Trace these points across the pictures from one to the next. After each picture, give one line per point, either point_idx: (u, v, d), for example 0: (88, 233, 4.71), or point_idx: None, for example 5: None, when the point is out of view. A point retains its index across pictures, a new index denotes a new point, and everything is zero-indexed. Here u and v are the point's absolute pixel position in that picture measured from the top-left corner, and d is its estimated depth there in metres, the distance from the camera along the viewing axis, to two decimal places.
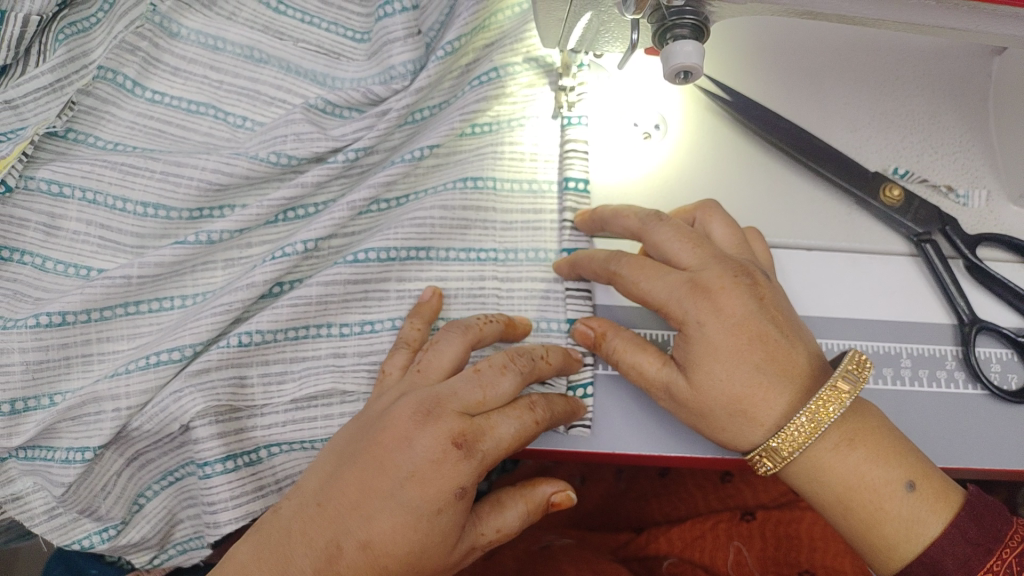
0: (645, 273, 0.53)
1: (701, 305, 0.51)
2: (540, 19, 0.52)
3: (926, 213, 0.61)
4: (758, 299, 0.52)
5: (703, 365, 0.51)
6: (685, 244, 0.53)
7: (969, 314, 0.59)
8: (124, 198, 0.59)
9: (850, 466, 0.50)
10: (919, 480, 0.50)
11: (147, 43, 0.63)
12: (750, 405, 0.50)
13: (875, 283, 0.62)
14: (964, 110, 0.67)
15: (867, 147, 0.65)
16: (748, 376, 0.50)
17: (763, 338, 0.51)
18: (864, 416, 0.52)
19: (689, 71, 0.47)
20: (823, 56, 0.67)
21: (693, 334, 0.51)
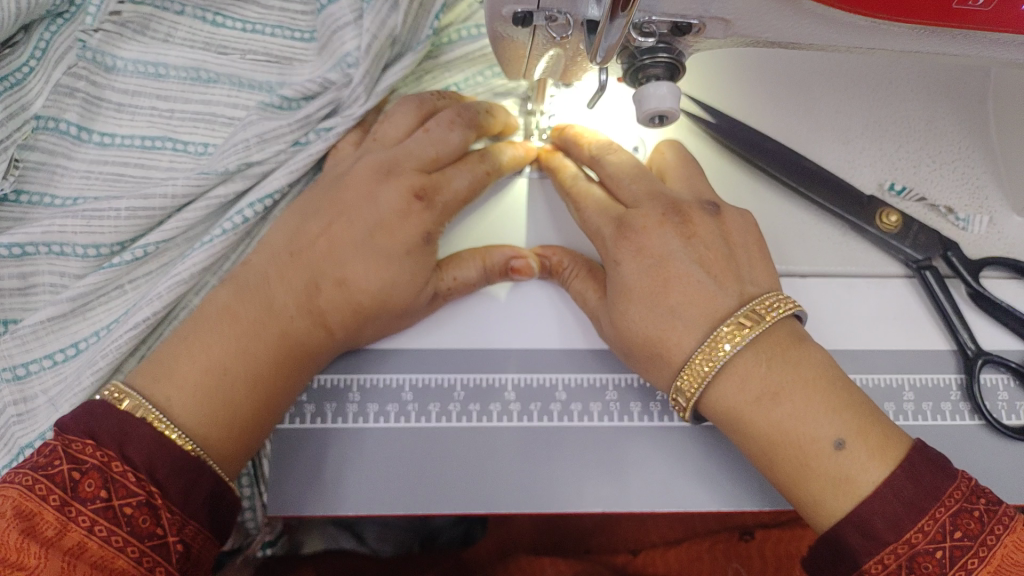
0: (580, 207, 0.54)
1: (621, 245, 0.50)
2: (501, 58, 0.47)
3: (925, 239, 0.58)
4: (687, 239, 0.50)
5: (620, 306, 0.49)
6: (624, 179, 0.53)
7: (973, 346, 0.56)
8: (87, 243, 0.55)
9: (774, 419, 0.45)
10: (852, 438, 0.44)
11: (85, 82, 0.58)
12: (667, 351, 0.48)
13: (875, 307, 0.58)
14: (963, 114, 0.63)
15: (860, 161, 0.61)
16: (665, 319, 0.48)
17: (685, 280, 0.48)
18: (800, 367, 0.46)
19: (665, 114, 0.43)
20: (814, 62, 0.63)
21: (613, 275, 0.50)
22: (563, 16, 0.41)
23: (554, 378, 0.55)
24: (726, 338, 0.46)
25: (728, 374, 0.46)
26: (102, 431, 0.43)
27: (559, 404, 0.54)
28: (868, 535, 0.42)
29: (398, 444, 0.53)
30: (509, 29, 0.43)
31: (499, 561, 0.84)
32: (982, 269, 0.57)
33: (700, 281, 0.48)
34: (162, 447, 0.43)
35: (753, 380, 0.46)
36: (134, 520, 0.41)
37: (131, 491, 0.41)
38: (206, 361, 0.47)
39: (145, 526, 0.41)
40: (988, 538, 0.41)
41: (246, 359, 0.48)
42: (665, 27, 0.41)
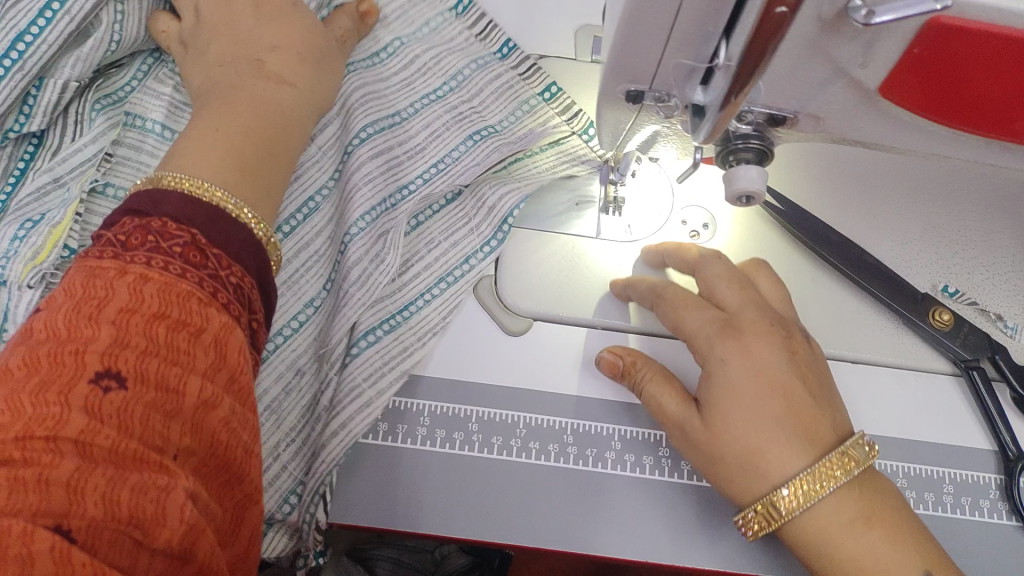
0: (680, 307, 0.56)
1: (727, 345, 0.52)
2: (602, 128, 0.53)
3: (975, 340, 0.61)
4: (790, 355, 0.53)
5: (723, 409, 0.51)
6: (729, 286, 0.56)
7: (1015, 450, 0.58)
8: None
9: (862, 544, 0.48)
10: (931, 568, 0.48)
11: (171, 88, 0.64)
12: (763, 458, 0.49)
13: (921, 399, 0.61)
14: (1017, 230, 0.67)
15: (916, 261, 0.65)
16: (766, 426, 0.50)
17: (786, 391, 0.51)
18: (882, 497, 0.50)
19: (751, 194, 0.47)
20: (879, 165, 0.68)
21: (716, 373, 0.52)
22: (672, 99, 0.46)
23: (610, 429, 0.58)
24: (840, 463, 0.49)
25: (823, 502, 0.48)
26: (197, 220, 0.42)
27: (614, 453, 0.57)
28: None
29: (460, 472, 0.56)
30: (619, 104, 0.48)
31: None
32: None
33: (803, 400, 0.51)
34: (195, 205, 0.42)
35: (845, 520, 0.48)
36: (186, 254, 0.39)
37: (177, 232, 0.40)
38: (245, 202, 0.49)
39: (197, 261, 0.40)
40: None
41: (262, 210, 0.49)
42: (762, 117, 0.46)
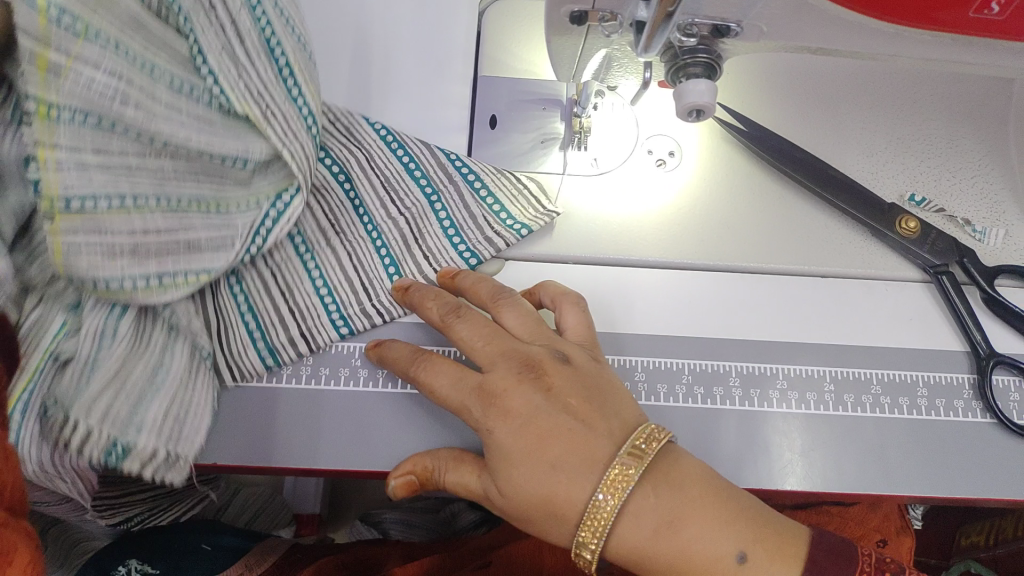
0: (433, 379, 0.48)
1: (488, 410, 0.46)
2: (553, 56, 0.52)
3: (943, 245, 0.61)
4: (547, 392, 0.47)
5: (504, 470, 0.45)
6: (468, 323, 0.50)
7: (986, 347, 0.59)
8: None
9: (680, 540, 0.44)
10: (752, 549, 0.44)
11: None
12: (559, 506, 0.44)
13: (893, 307, 0.62)
14: (982, 134, 0.67)
15: (882, 173, 0.65)
16: (545, 472, 0.44)
17: (560, 428, 0.45)
18: (682, 487, 0.45)
19: (701, 109, 0.47)
20: (842, 81, 0.68)
21: (487, 444, 0.46)
22: (616, 17, 0.46)
23: None
24: (618, 484, 0.43)
25: (627, 517, 0.44)
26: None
27: None
28: None
29: None
30: (566, 28, 0.47)
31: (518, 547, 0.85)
32: (996, 276, 0.61)
33: (584, 427, 0.46)
34: None
35: (648, 514, 0.44)
36: None
37: None
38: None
39: None
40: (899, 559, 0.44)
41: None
42: (705, 29, 0.45)
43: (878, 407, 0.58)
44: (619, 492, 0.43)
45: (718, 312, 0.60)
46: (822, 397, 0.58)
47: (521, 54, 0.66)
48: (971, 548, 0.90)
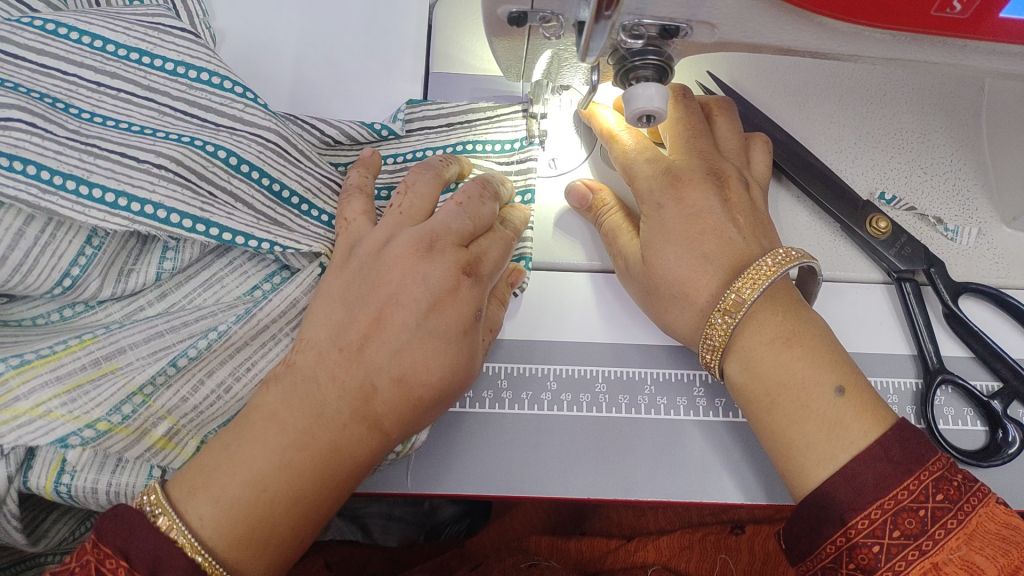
0: (630, 153, 0.57)
1: (666, 193, 0.54)
2: (499, 56, 0.49)
3: (911, 250, 0.59)
4: (723, 201, 0.54)
5: (656, 246, 0.53)
6: (687, 130, 0.57)
7: (936, 362, 0.57)
8: (62, 273, 0.45)
9: (785, 364, 0.49)
10: (849, 389, 0.47)
11: None
12: (693, 291, 0.51)
13: (861, 310, 0.60)
14: (955, 126, 0.64)
15: (854, 169, 0.63)
16: (695, 262, 0.52)
17: (716, 231, 0.53)
18: (806, 321, 0.51)
19: (652, 114, 0.45)
20: (811, 69, 0.65)
21: (653, 218, 0.54)
22: (557, 19, 0.43)
23: (545, 369, 0.57)
24: (757, 277, 0.49)
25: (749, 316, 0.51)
26: (134, 549, 0.40)
27: (549, 394, 0.56)
28: (857, 490, 0.44)
29: None
30: (507, 30, 0.45)
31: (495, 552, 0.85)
32: (961, 293, 0.58)
33: (732, 237, 0.53)
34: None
35: (769, 326, 0.50)
36: None
37: None
38: (247, 477, 0.43)
39: None
40: (965, 504, 0.43)
41: (293, 475, 0.44)
42: (653, 29, 0.43)
43: None
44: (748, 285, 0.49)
45: None
46: None
47: (472, 46, 0.63)
48: None
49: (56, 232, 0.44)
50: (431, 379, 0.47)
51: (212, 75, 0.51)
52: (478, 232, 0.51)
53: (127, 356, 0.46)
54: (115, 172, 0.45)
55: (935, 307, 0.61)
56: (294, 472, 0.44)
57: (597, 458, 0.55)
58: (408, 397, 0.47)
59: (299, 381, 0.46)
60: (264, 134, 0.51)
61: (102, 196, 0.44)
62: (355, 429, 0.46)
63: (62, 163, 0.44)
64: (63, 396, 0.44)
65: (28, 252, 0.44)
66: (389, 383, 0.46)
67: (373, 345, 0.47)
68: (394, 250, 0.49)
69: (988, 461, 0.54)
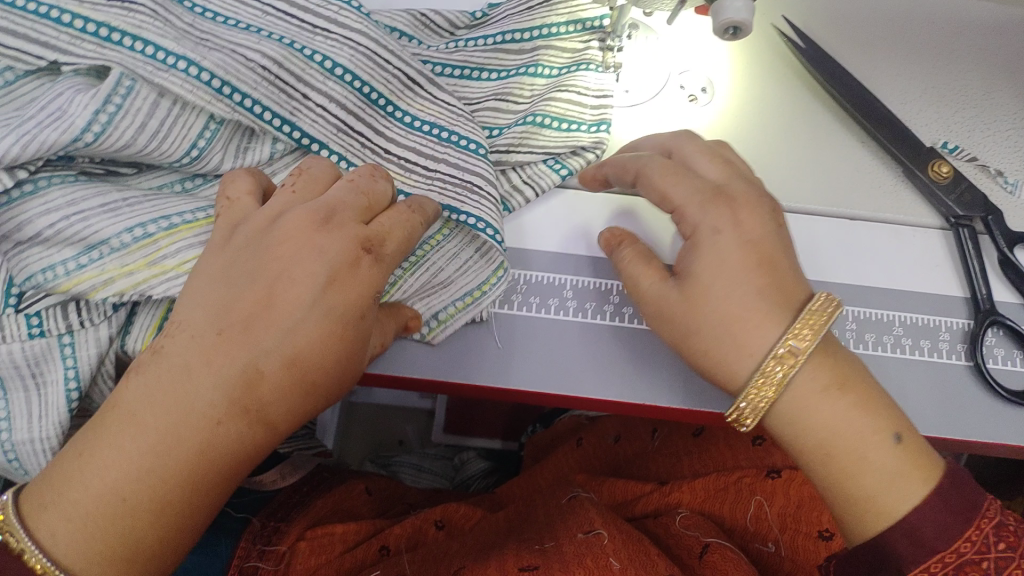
0: (667, 179, 0.50)
1: (717, 212, 0.48)
2: None
3: (971, 197, 0.60)
4: (735, 227, 0.48)
5: (703, 278, 0.47)
6: (712, 161, 0.51)
7: (987, 303, 0.58)
8: (188, 146, 0.50)
9: (834, 425, 0.45)
10: (904, 436, 0.45)
11: None
12: (716, 354, 0.47)
13: (918, 251, 0.62)
14: (1020, 87, 0.66)
15: (918, 119, 0.64)
16: (748, 296, 0.46)
17: (773, 263, 0.47)
18: (862, 381, 0.47)
19: (738, 26, 0.47)
20: (880, 22, 0.67)
21: (704, 242, 0.48)
22: None
23: (611, 283, 0.60)
24: (808, 325, 0.45)
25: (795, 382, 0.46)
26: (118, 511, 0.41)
27: (613, 306, 0.59)
28: (917, 541, 0.42)
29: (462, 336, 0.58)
30: None
31: (538, 494, 0.86)
32: (1018, 242, 0.59)
33: (775, 257, 0.48)
34: None
35: (827, 383, 0.45)
36: None
37: None
38: (100, 489, 0.40)
39: None
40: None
41: (190, 487, 0.41)
42: None
43: (898, 348, 0.59)
44: (806, 334, 0.45)
45: None
46: (843, 335, 0.59)
47: None
48: None
49: (183, 110, 0.49)
50: (330, 364, 0.44)
51: None
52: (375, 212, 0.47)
53: None
54: (220, 60, 0.49)
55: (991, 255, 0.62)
56: (158, 477, 0.41)
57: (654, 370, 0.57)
58: (299, 381, 0.43)
59: (165, 369, 0.42)
60: (355, 36, 0.53)
61: (199, 75, 0.48)
62: (230, 426, 0.42)
63: (175, 44, 0.48)
64: None
65: (161, 122, 0.48)
66: (278, 367, 0.42)
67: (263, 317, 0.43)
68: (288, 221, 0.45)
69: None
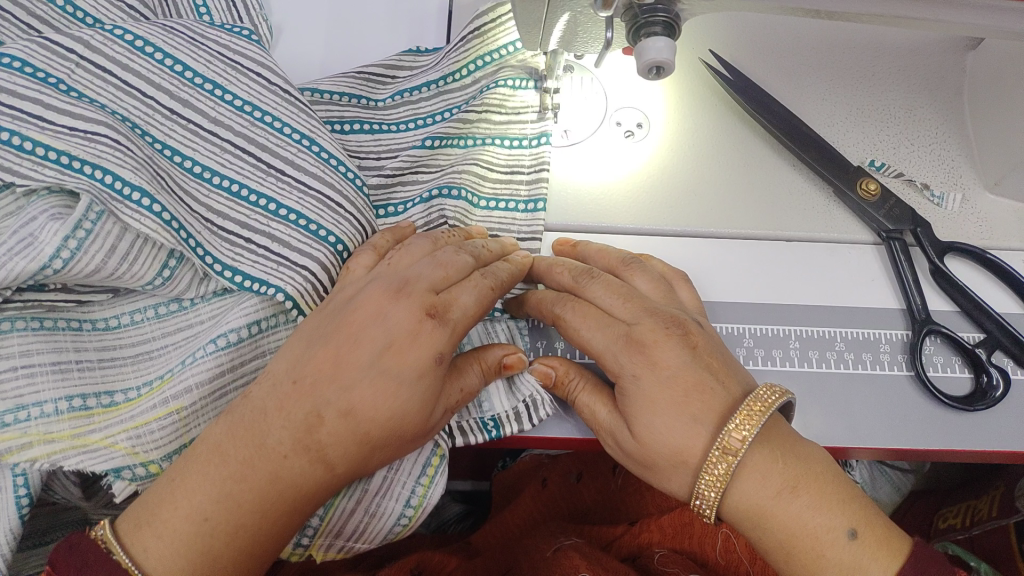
0: (582, 329, 0.53)
1: (634, 360, 0.51)
2: (520, 21, 0.53)
3: (899, 211, 0.63)
4: (691, 349, 0.51)
5: (642, 420, 0.50)
6: (615, 297, 0.54)
7: (922, 312, 0.60)
8: (148, 274, 0.50)
9: (793, 515, 0.48)
10: (861, 529, 0.47)
11: (80, 47, 0.53)
12: (690, 458, 0.48)
13: (854, 267, 0.64)
14: (937, 102, 0.69)
15: (845, 140, 0.67)
16: (687, 428, 0.48)
17: (701, 387, 0.50)
18: (812, 463, 0.49)
19: (661, 66, 0.49)
20: (800, 51, 0.70)
21: (630, 389, 0.50)
22: None
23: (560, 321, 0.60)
24: (746, 423, 0.47)
25: (745, 474, 0.48)
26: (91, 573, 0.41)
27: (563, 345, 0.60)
28: None
29: None
30: None
31: (517, 546, 0.84)
32: (947, 251, 0.61)
33: (711, 384, 0.50)
34: None
35: (773, 477, 0.48)
36: None
37: None
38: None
39: None
40: None
41: (233, 505, 0.45)
42: None
43: (843, 364, 0.60)
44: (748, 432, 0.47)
45: (691, 277, 0.62)
46: (787, 354, 0.60)
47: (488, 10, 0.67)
48: (948, 529, 0.94)
49: (144, 247, 0.49)
50: (385, 416, 0.47)
51: (275, 119, 0.56)
52: (453, 281, 0.51)
53: (192, 397, 0.50)
54: (174, 203, 0.50)
55: (924, 265, 0.64)
56: (234, 502, 0.45)
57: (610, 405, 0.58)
58: (355, 432, 0.46)
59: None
60: (307, 180, 0.55)
61: (160, 212, 0.48)
62: None
63: (135, 175, 0.48)
64: (130, 431, 0.49)
65: (114, 254, 0.48)
66: (336, 416, 0.46)
67: (332, 382, 0.47)
68: (367, 292, 0.49)
69: (973, 406, 0.57)
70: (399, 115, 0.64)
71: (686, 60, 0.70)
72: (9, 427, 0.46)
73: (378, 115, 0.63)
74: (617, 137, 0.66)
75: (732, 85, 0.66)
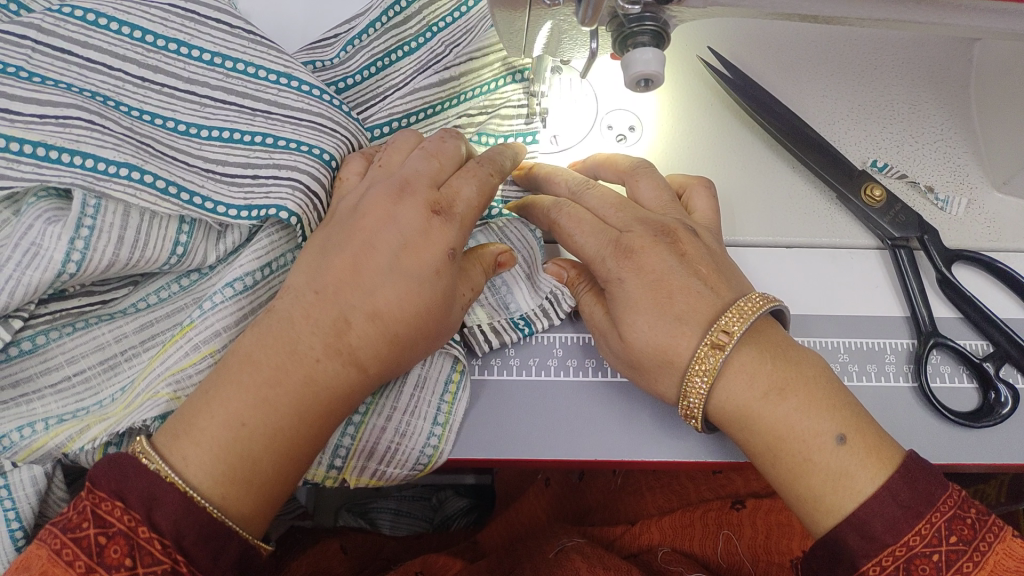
0: (575, 233, 0.52)
1: (622, 265, 0.50)
2: (501, 31, 0.51)
3: (905, 217, 0.60)
4: (680, 256, 0.50)
5: (626, 319, 0.49)
6: (609, 205, 0.53)
7: (929, 325, 0.58)
8: (167, 247, 0.49)
9: (779, 417, 0.46)
10: (850, 436, 0.45)
11: (35, 32, 0.49)
12: (677, 358, 0.47)
13: (857, 273, 0.62)
14: (943, 97, 0.66)
15: (846, 139, 0.64)
16: (671, 326, 0.47)
17: (687, 290, 0.48)
18: (801, 366, 0.47)
19: (650, 78, 0.46)
20: (799, 46, 0.67)
21: (616, 293, 0.50)
22: None
23: (553, 335, 0.58)
24: (737, 320, 0.47)
25: (732, 373, 0.47)
26: (130, 492, 0.40)
27: (556, 359, 0.57)
28: (867, 536, 0.42)
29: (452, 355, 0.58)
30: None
31: (520, 545, 0.82)
32: (955, 260, 0.59)
33: (699, 288, 0.49)
34: (191, 512, 0.40)
35: (761, 376, 0.47)
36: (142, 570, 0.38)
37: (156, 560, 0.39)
38: None
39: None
40: (980, 543, 0.41)
41: (268, 408, 0.43)
42: None
43: (847, 377, 0.58)
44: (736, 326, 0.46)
45: None
46: None
47: None
48: None
49: (153, 221, 0.48)
50: (407, 316, 0.46)
51: (248, 65, 0.53)
52: (447, 172, 0.50)
53: (222, 338, 0.49)
54: (166, 166, 0.48)
55: (930, 273, 0.62)
56: (269, 406, 0.43)
57: (605, 422, 0.56)
58: (383, 334, 0.46)
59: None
60: (298, 113, 0.52)
61: (154, 182, 0.47)
62: None
63: (118, 152, 0.46)
64: (170, 378, 0.48)
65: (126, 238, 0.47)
66: (363, 318, 0.46)
67: (352, 285, 0.46)
68: (370, 197, 0.49)
69: (980, 422, 0.55)
70: (359, 69, 0.60)
71: (680, 61, 0.67)
72: (65, 421, 0.48)
73: (338, 71, 0.60)
74: (606, 138, 0.64)
75: (730, 85, 0.63)
